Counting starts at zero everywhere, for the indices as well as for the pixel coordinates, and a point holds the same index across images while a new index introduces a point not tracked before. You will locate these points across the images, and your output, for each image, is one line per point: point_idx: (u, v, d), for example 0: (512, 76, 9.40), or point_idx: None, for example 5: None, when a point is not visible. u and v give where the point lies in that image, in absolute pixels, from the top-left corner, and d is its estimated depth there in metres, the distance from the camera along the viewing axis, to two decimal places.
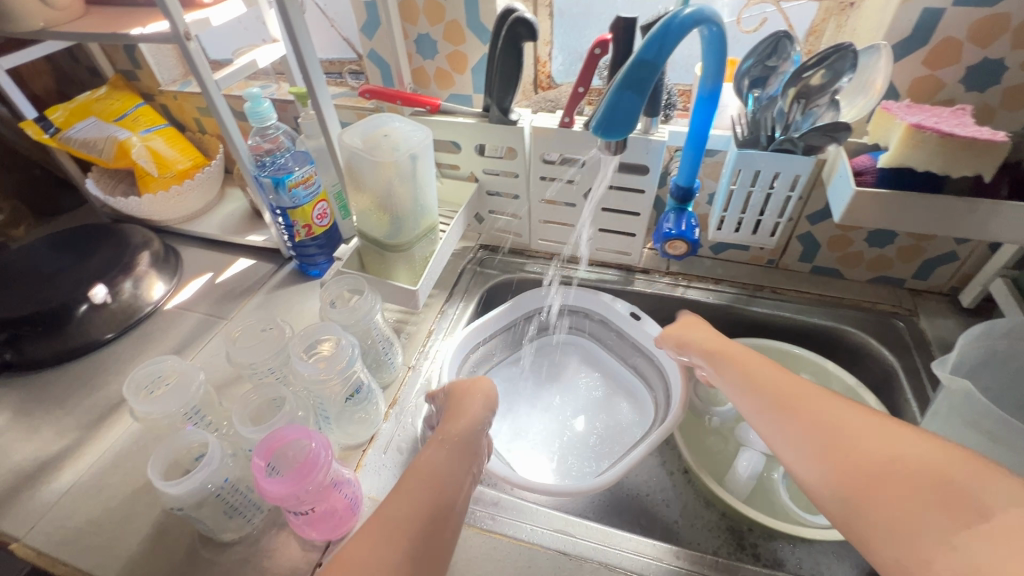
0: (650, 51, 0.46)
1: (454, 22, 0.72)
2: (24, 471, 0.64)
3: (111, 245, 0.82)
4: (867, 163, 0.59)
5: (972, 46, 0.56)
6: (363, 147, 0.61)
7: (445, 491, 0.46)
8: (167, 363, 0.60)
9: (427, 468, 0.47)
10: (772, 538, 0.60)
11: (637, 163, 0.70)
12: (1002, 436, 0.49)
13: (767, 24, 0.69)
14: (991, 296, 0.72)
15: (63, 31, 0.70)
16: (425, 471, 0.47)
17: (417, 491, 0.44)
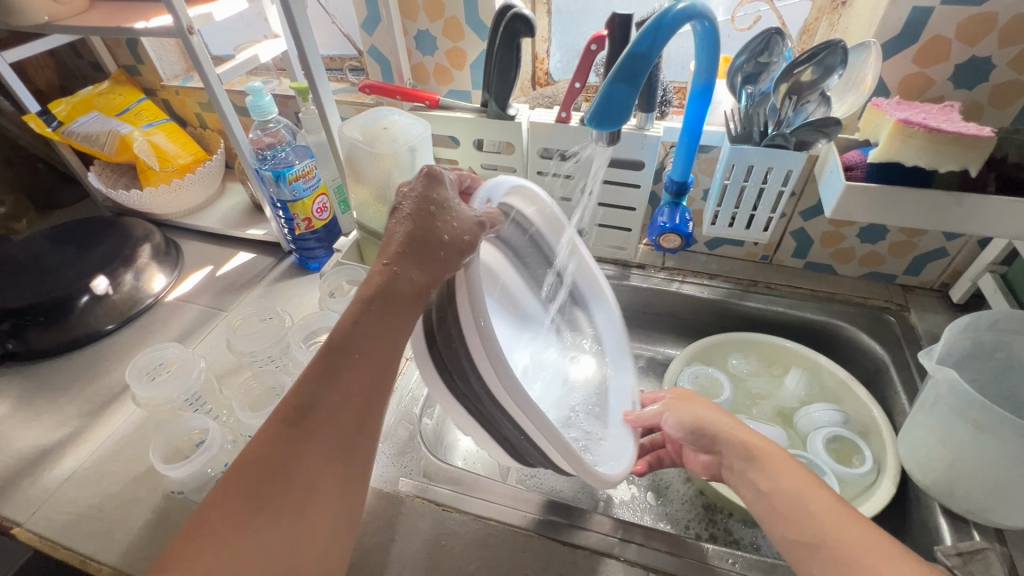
0: (643, 44, 0.47)
1: (453, 19, 0.73)
2: (25, 458, 0.65)
3: (113, 237, 0.83)
4: (858, 159, 0.61)
5: (961, 44, 0.57)
6: (364, 139, 0.62)
7: (379, 374, 0.41)
8: (169, 351, 0.61)
9: (349, 339, 0.40)
10: (749, 525, 0.63)
11: (632, 159, 0.71)
12: (986, 425, 0.49)
13: (761, 22, 0.71)
14: (980, 291, 0.73)
15: (67, 25, 0.71)
16: (350, 346, 0.40)
17: (351, 371, 0.40)
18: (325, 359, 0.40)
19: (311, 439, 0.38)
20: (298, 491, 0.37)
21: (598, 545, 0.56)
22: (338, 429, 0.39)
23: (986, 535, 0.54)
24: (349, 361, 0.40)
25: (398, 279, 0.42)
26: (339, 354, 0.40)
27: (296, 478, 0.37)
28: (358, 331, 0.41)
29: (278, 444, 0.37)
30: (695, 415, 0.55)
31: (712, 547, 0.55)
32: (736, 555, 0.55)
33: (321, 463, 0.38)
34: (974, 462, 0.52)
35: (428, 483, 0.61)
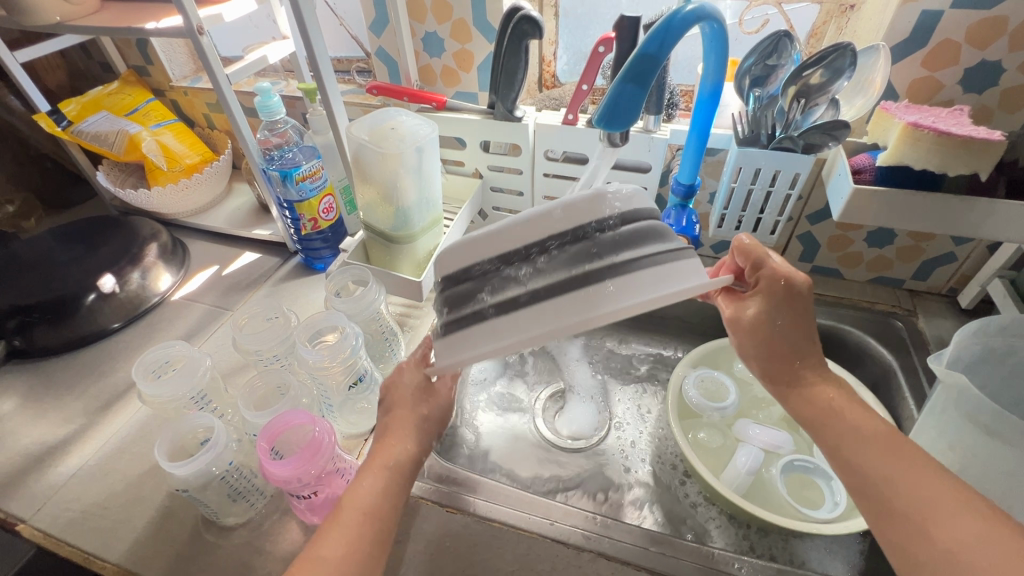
0: (652, 45, 0.47)
1: (461, 21, 0.73)
2: (30, 456, 0.65)
3: (120, 236, 0.83)
4: (866, 162, 0.60)
5: (970, 48, 0.57)
6: (370, 139, 0.62)
7: (380, 523, 0.45)
8: (175, 348, 0.62)
9: (361, 504, 0.45)
10: (765, 535, 0.60)
11: (640, 161, 0.71)
12: (998, 430, 0.49)
13: (768, 25, 0.71)
14: (990, 296, 0.73)
15: (79, 25, 0.72)
16: (355, 506, 0.45)
17: (358, 522, 0.44)
18: (336, 515, 0.44)
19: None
20: None
21: (603, 548, 0.55)
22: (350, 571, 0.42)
23: None
24: (355, 517, 0.44)
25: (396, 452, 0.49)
26: (353, 507, 0.45)
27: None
28: (361, 489, 0.46)
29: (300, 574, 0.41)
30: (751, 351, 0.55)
31: (717, 552, 0.55)
32: (742, 561, 0.54)
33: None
34: (985, 467, 0.51)
35: (430, 484, 0.61)
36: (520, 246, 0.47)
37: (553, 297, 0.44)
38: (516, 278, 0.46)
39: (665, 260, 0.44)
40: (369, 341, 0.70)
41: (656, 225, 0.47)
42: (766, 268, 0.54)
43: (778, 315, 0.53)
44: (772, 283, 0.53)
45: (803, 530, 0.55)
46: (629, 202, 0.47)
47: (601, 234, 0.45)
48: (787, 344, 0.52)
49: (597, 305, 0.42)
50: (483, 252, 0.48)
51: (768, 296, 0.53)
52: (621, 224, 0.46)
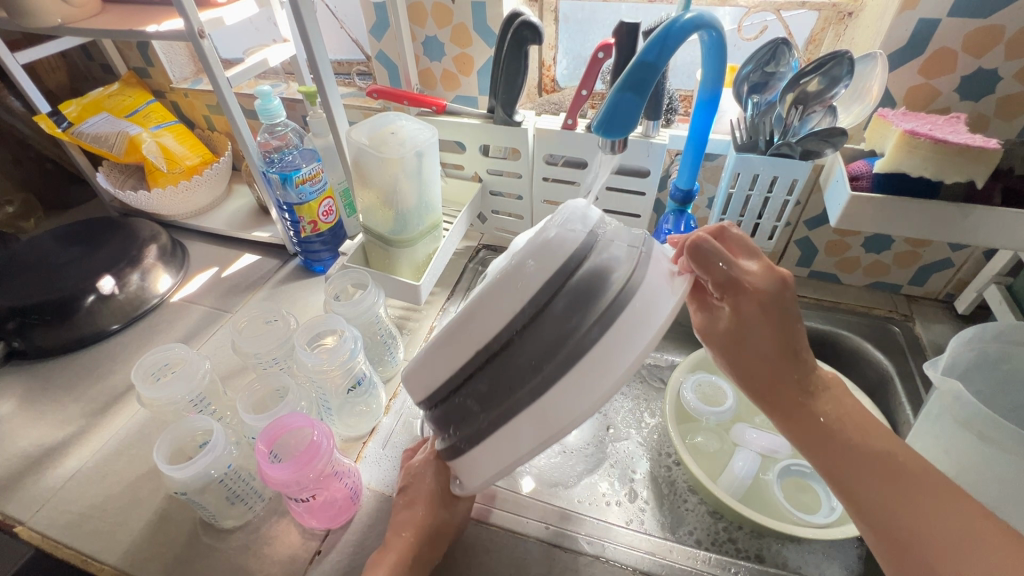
0: (650, 53, 0.47)
1: (462, 25, 0.74)
2: (28, 457, 0.65)
3: (119, 238, 0.83)
4: (863, 169, 0.60)
5: (967, 56, 0.57)
6: (370, 144, 0.62)
7: None
8: (174, 351, 0.62)
9: None
10: (758, 536, 0.60)
11: (638, 166, 0.71)
12: (992, 437, 0.49)
13: (767, 32, 0.71)
14: (986, 302, 0.73)
15: (80, 27, 0.72)
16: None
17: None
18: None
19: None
20: None
21: (601, 552, 0.56)
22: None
23: None
24: None
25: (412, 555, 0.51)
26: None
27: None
28: None
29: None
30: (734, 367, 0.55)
31: (714, 557, 0.55)
32: (739, 566, 0.54)
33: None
34: (980, 474, 0.51)
35: None
36: (465, 360, 0.43)
37: (526, 402, 0.41)
38: (480, 387, 0.43)
39: (610, 321, 0.41)
40: (368, 343, 0.70)
41: (588, 279, 0.42)
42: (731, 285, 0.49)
43: (751, 331, 0.51)
44: (741, 299, 0.50)
45: (798, 534, 0.55)
46: (548, 268, 0.42)
47: (545, 323, 0.42)
48: (768, 364, 0.51)
49: (554, 421, 0.40)
50: (430, 381, 0.45)
51: (738, 311, 0.51)
52: (552, 301, 0.42)
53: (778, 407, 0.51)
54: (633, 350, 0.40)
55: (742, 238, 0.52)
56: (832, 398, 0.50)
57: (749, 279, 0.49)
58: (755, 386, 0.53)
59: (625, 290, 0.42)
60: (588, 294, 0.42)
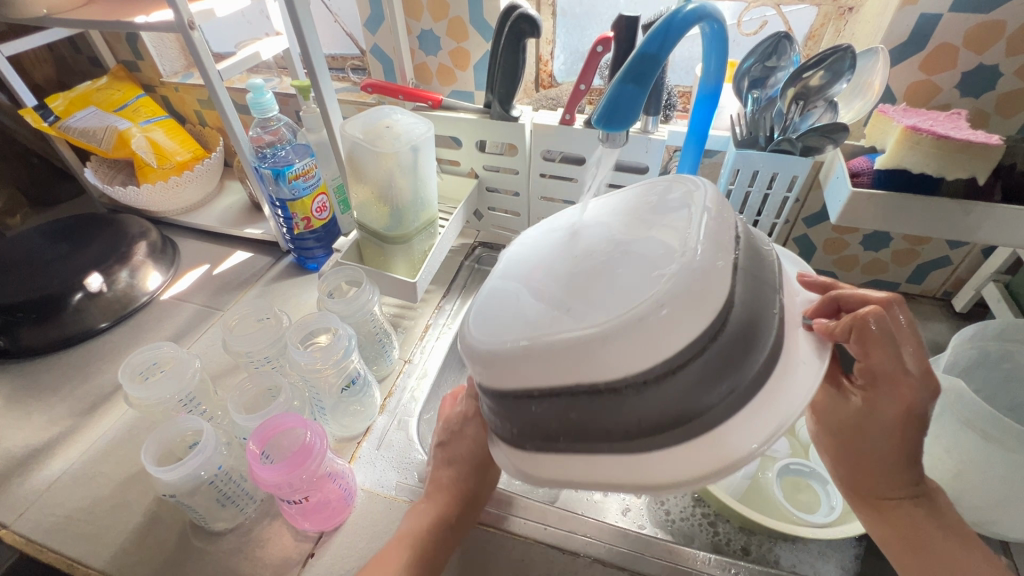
0: (652, 45, 0.46)
1: (458, 19, 0.73)
2: (12, 459, 0.63)
3: (108, 234, 0.82)
4: (864, 165, 0.60)
5: (968, 52, 0.57)
6: (365, 138, 0.61)
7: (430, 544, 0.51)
8: (164, 350, 0.60)
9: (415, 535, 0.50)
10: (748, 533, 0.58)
11: (637, 162, 0.71)
12: (995, 436, 0.49)
13: (766, 27, 0.71)
14: (984, 300, 0.73)
15: (66, 18, 0.70)
16: (415, 536, 0.50)
17: (413, 559, 0.49)
18: (397, 545, 0.50)
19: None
20: None
21: (598, 554, 0.55)
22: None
23: None
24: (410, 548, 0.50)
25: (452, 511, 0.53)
26: (405, 541, 0.50)
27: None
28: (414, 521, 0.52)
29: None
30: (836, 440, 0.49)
31: (714, 557, 0.54)
32: (739, 566, 0.53)
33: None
34: (982, 473, 0.51)
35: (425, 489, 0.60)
36: (563, 387, 0.36)
37: (627, 454, 0.36)
38: (563, 421, 0.37)
39: (743, 403, 0.35)
40: (362, 342, 0.69)
41: (744, 332, 0.35)
42: (882, 375, 0.42)
43: (877, 425, 0.45)
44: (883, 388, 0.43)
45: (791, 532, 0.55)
46: (696, 318, 0.34)
47: (676, 381, 0.34)
48: (882, 464, 0.46)
49: (646, 473, 0.35)
50: (512, 381, 0.38)
51: (874, 404, 0.44)
52: (692, 362, 0.34)
53: (875, 502, 0.47)
54: (755, 440, 0.34)
55: (909, 321, 0.43)
56: (933, 502, 0.46)
57: (907, 379, 0.42)
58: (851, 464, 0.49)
59: (768, 366, 0.36)
60: (740, 350, 0.35)
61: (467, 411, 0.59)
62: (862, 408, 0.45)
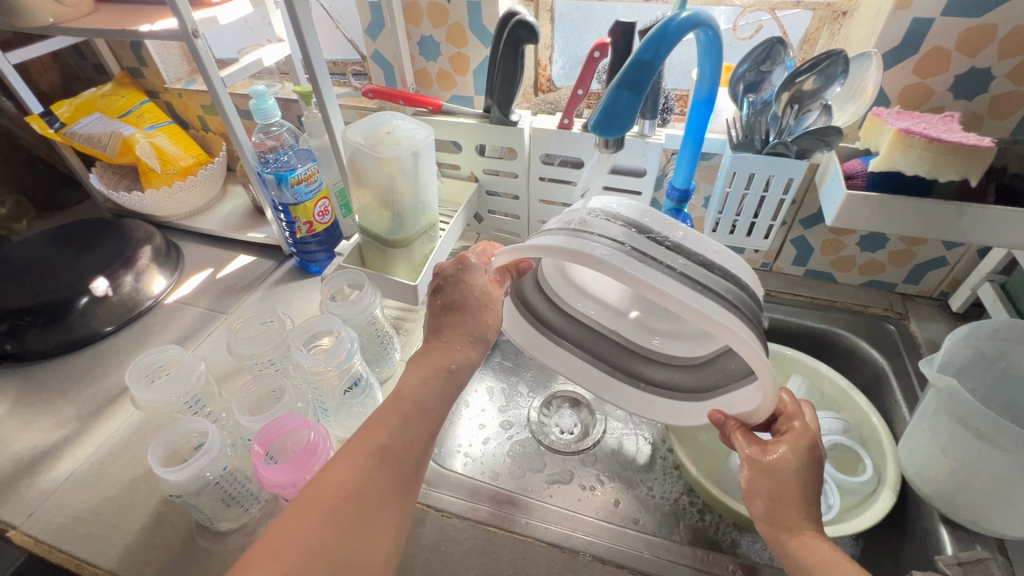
0: (647, 52, 0.47)
1: (457, 25, 0.74)
2: (20, 461, 0.64)
3: (114, 239, 0.83)
4: (858, 167, 0.61)
5: (961, 55, 0.58)
6: (366, 143, 0.62)
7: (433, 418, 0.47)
8: (169, 353, 0.61)
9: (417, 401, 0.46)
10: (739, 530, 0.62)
11: (634, 166, 0.72)
12: (988, 434, 0.49)
13: (762, 31, 0.72)
14: (980, 300, 0.74)
15: (72, 26, 0.71)
16: (415, 400, 0.46)
17: (412, 420, 0.45)
18: (393, 406, 0.46)
19: (364, 551, 0.39)
20: (352, 497, 0.40)
21: (598, 552, 0.55)
22: (405, 464, 0.43)
23: (988, 545, 0.54)
24: (411, 411, 0.46)
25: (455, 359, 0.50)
26: (406, 405, 0.46)
27: (375, 527, 0.40)
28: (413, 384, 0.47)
29: (340, 461, 0.41)
30: (755, 489, 0.46)
31: (713, 555, 0.55)
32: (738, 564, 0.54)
33: (389, 493, 0.42)
34: (975, 472, 0.52)
35: (426, 489, 0.61)
36: (639, 223, 0.49)
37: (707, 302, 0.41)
38: (621, 235, 0.45)
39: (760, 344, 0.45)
40: (363, 344, 0.70)
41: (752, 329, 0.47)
42: (800, 420, 0.49)
43: (796, 465, 0.46)
44: (800, 437, 0.47)
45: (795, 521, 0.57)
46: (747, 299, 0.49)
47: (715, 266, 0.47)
48: (797, 492, 0.45)
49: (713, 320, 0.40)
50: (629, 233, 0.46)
51: (790, 452, 0.47)
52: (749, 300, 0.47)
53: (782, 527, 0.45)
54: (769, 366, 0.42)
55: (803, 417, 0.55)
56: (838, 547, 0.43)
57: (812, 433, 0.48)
58: (774, 497, 0.45)
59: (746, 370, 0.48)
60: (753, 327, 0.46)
61: (466, 262, 0.55)
62: (783, 452, 0.46)
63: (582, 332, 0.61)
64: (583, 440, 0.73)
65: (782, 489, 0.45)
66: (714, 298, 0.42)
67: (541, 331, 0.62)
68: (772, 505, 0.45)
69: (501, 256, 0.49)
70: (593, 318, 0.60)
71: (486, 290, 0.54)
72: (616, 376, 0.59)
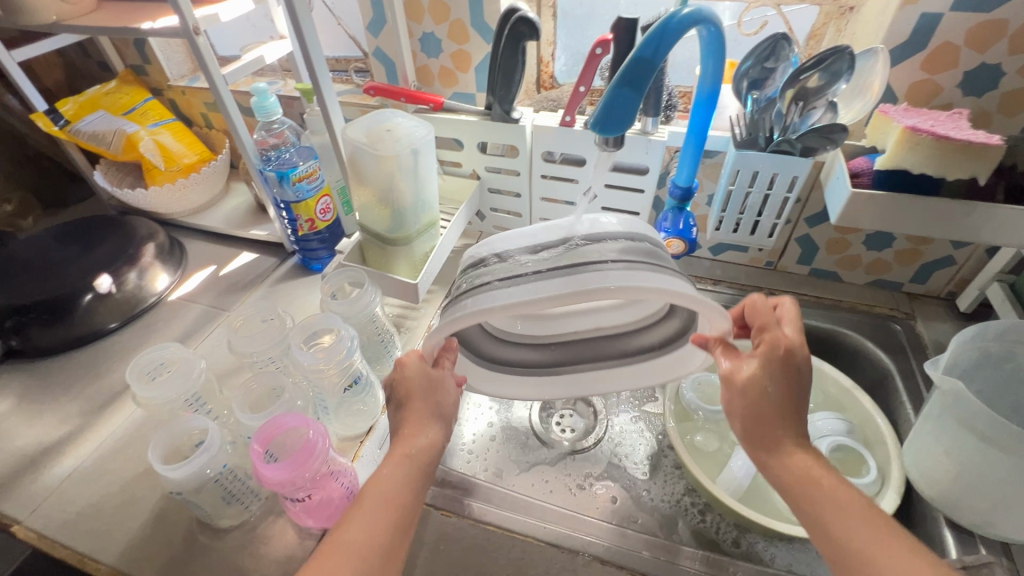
0: (648, 48, 0.47)
1: (459, 21, 0.73)
2: (25, 456, 0.65)
3: (117, 236, 0.83)
4: (864, 165, 0.60)
5: (970, 51, 0.56)
6: (366, 141, 0.62)
7: (407, 504, 0.46)
8: (170, 350, 0.62)
9: (385, 489, 0.46)
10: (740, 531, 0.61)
11: (637, 163, 0.71)
12: (994, 437, 0.49)
13: (767, 27, 0.71)
14: (988, 300, 0.72)
15: (75, 24, 0.71)
16: (383, 490, 0.46)
17: (381, 510, 0.45)
18: (362, 503, 0.45)
19: None
20: None
21: (598, 553, 0.55)
22: (376, 554, 0.42)
23: (992, 549, 0.53)
24: (378, 502, 0.45)
25: (422, 442, 0.49)
26: (376, 496, 0.45)
27: None
28: (383, 476, 0.47)
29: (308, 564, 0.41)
30: (736, 406, 0.48)
31: (713, 557, 0.54)
32: (738, 565, 0.54)
33: None
34: (981, 475, 0.51)
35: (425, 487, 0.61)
36: (540, 244, 0.50)
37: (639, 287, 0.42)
38: (559, 256, 0.47)
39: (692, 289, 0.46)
40: (364, 342, 0.70)
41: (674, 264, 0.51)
42: (772, 333, 0.49)
43: (774, 385, 0.46)
44: (772, 350, 0.48)
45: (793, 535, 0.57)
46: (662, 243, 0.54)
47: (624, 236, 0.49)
48: (774, 408, 0.46)
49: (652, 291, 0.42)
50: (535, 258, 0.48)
51: (762, 365, 0.47)
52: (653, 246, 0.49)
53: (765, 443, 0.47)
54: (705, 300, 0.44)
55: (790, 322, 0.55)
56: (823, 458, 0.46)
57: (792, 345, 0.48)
58: (749, 415, 0.47)
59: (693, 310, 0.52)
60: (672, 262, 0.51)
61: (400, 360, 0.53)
62: (756, 369, 0.47)
63: (571, 352, 0.58)
64: (584, 439, 0.72)
65: (755, 403, 0.47)
66: (646, 268, 0.44)
67: (519, 377, 0.57)
68: (749, 421, 0.47)
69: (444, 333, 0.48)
70: (571, 331, 0.58)
71: (428, 374, 0.52)
72: (599, 365, 0.57)
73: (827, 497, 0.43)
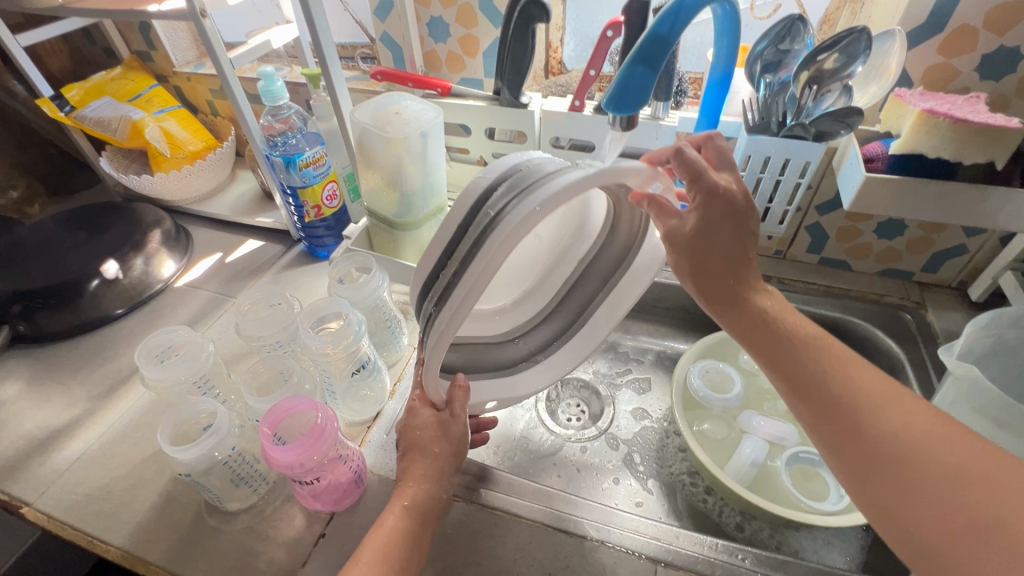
0: (662, 26, 0.46)
1: (467, 5, 0.72)
2: (34, 439, 0.65)
3: (124, 222, 0.83)
4: (879, 150, 0.59)
5: (988, 34, 0.55)
6: (374, 123, 0.61)
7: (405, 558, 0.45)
8: (179, 333, 0.61)
9: (379, 547, 0.44)
10: (746, 519, 0.62)
11: (647, 149, 0.70)
12: (1008, 424, 0.48)
13: (780, 10, 0.70)
14: (1001, 289, 0.72)
15: (81, 7, 0.71)
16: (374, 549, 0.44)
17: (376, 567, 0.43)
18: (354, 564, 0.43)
19: None
20: None
21: (605, 537, 0.55)
22: None
23: None
24: (373, 559, 0.43)
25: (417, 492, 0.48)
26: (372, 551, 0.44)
27: None
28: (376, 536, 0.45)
29: None
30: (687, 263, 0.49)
31: (722, 542, 0.54)
32: (749, 552, 0.53)
33: None
34: None
35: None
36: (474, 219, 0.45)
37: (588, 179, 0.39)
38: (502, 206, 0.42)
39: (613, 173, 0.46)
40: (371, 328, 0.69)
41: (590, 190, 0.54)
42: (704, 182, 0.47)
43: (715, 232, 0.47)
44: (706, 197, 0.47)
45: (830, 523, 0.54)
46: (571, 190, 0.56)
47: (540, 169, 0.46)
48: (723, 261, 0.47)
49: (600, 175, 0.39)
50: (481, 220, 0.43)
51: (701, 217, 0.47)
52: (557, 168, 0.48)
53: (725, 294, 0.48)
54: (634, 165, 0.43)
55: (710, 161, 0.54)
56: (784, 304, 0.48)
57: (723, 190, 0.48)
58: (699, 271, 0.48)
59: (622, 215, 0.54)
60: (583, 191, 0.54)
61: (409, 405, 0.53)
62: (697, 221, 0.47)
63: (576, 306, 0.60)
64: (590, 426, 0.72)
65: (703, 258, 0.48)
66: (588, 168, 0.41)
67: (536, 365, 0.57)
68: (700, 274, 0.49)
69: (440, 355, 0.42)
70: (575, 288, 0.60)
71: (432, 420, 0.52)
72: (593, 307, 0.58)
73: (782, 330, 0.45)
